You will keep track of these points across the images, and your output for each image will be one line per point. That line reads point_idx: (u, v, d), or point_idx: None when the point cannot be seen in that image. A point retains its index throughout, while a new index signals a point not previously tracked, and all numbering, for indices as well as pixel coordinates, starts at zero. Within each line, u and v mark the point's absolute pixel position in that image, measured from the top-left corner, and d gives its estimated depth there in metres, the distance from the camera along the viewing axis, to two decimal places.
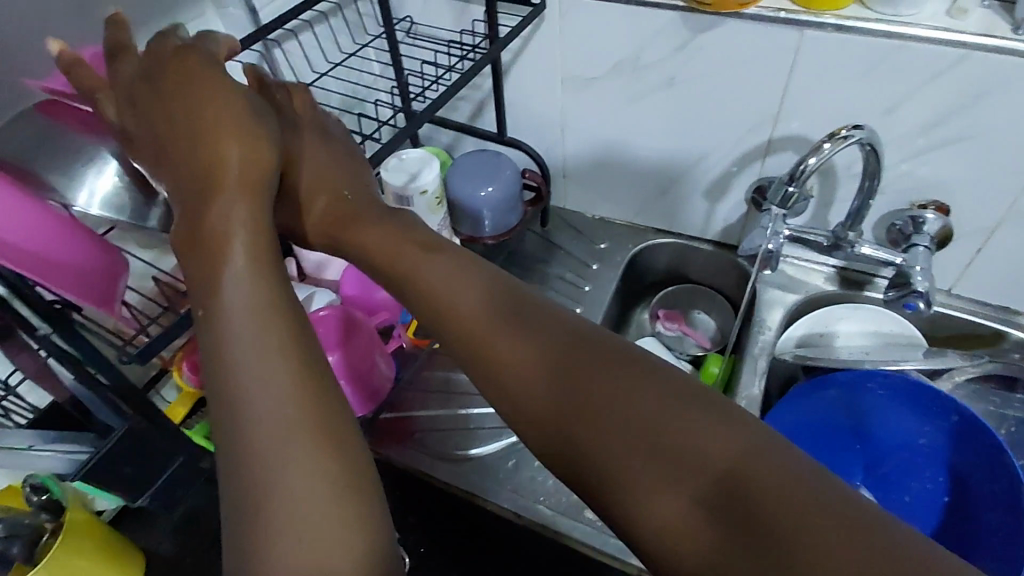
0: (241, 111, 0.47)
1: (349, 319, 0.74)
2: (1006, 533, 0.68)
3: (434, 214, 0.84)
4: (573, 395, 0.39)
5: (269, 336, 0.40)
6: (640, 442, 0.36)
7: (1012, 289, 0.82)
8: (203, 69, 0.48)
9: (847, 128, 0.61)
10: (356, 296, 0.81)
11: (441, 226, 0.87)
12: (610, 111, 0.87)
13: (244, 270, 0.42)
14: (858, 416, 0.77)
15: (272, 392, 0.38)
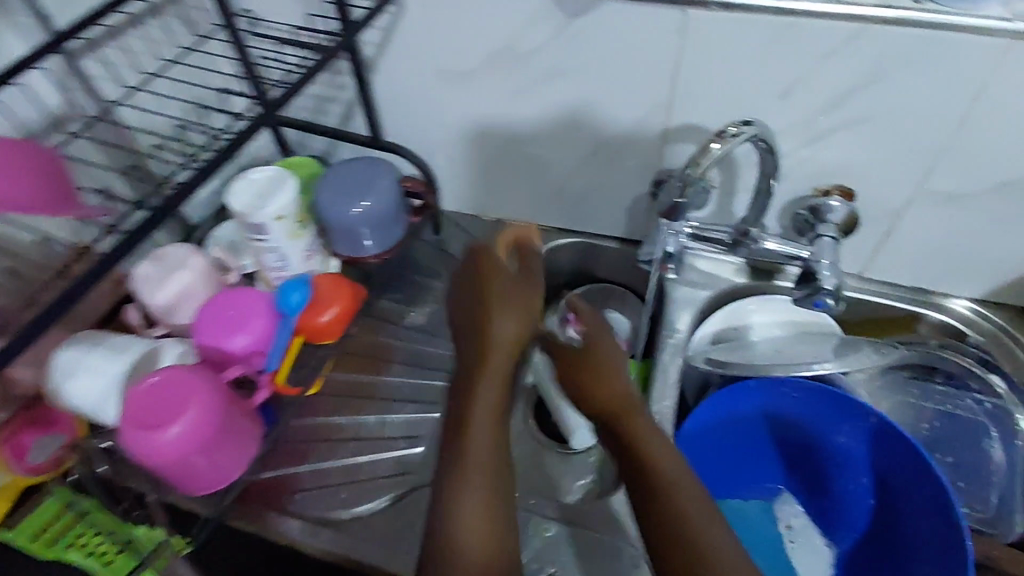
0: (522, 307, 0.55)
1: (192, 376, 0.60)
2: (929, 539, 0.64)
3: (296, 238, 0.72)
4: (685, 492, 0.52)
5: (487, 495, 0.49)
6: (679, 547, 0.49)
7: (924, 269, 0.78)
8: (507, 279, 0.56)
9: (736, 125, 0.55)
10: (209, 344, 0.68)
11: (309, 250, 0.74)
12: (493, 106, 0.77)
13: (483, 445, 0.51)
14: (774, 425, 0.75)
15: (473, 521, 0.48)
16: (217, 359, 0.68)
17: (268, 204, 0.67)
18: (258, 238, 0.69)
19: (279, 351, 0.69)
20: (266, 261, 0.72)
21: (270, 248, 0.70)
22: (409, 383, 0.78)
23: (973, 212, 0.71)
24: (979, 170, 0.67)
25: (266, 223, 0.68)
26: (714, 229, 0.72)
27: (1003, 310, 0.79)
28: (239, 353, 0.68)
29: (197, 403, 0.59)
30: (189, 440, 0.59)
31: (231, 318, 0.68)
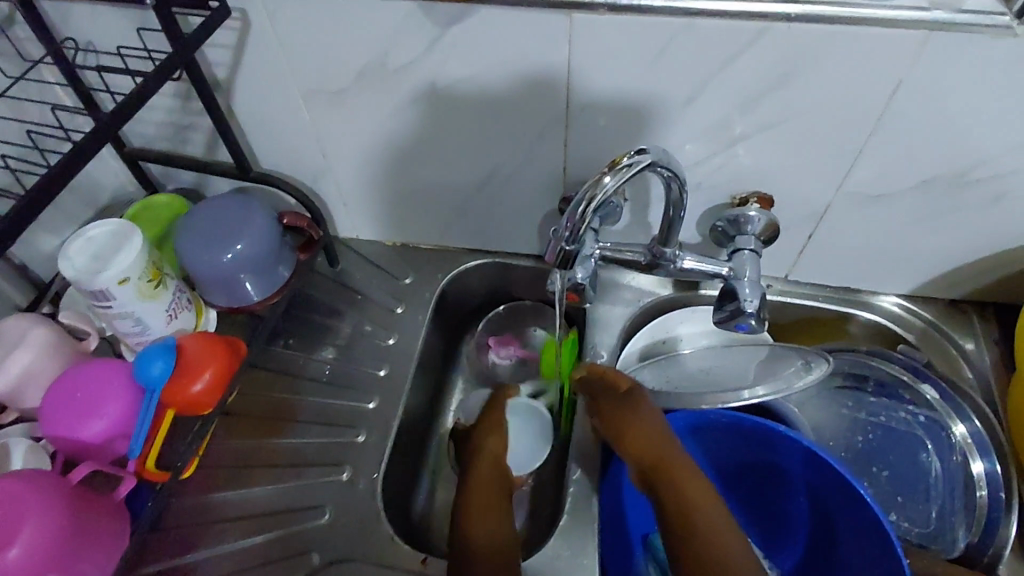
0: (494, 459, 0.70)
1: (23, 487, 0.53)
2: (872, 565, 0.60)
3: (152, 299, 0.62)
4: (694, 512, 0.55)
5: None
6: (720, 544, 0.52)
7: (850, 270, 0.74)
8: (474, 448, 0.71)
9: (628, 155, 0.45)
10: (59, 433, 0.59)
11: (172, 309, 0.65)
12: (376, 127, 0.69)
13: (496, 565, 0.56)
14: (706, 451, 0.70)
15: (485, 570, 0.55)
16: (72, 448, 0.60)
17: (109, 266, 0.58)
18: (103, 305, 0.60)
19: (146, 432, 0.60)
20: (120, 328, 0.63)
21: (119, 314, 0.61)
22: (309, 443, 0.70)
23: (895, 210, 0.66)
24: (898, 169, 0.62)
25: (109, 289, 0.58)
26: (627, 249, 0.65)
27: (932, 305, 0.76)
28: (95, 441, 0.60)
29: (31, 517, 0.52)
30: (30, 559, 0.51)
31: (83, 401, 0.60)
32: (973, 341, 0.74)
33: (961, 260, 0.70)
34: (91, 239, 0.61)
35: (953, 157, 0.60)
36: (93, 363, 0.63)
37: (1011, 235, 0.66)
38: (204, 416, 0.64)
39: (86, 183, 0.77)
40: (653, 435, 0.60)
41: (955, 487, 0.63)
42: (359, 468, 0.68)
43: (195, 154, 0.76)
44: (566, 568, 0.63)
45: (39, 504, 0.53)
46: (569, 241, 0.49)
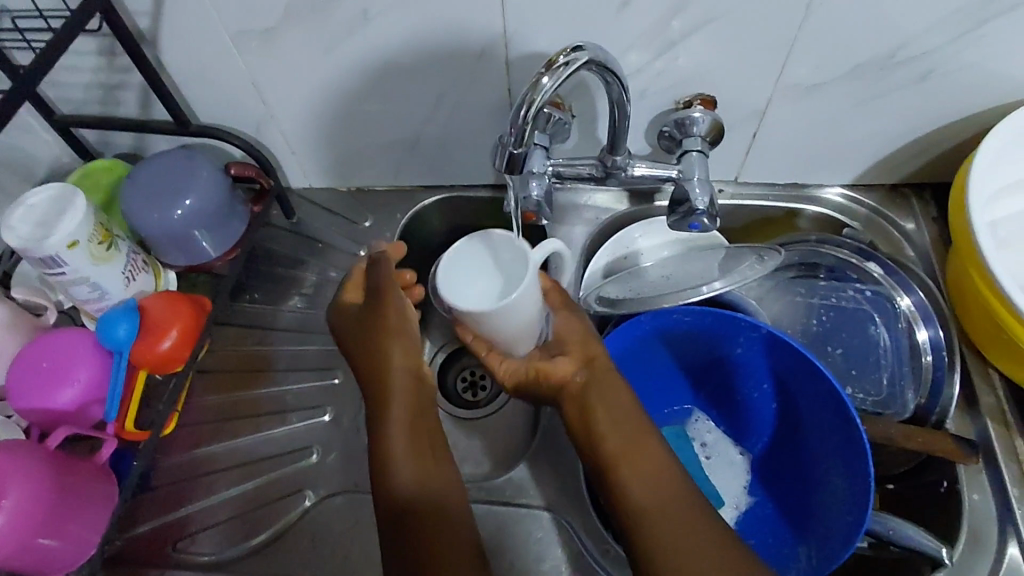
0: (407, 339, 0.61)
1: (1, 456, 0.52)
2: (831, 433, 0.64)
3: (105, 262, 0.62)
4: (647, 472, 0.55)
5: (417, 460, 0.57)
6: (662, 502, 0.53)
7: (795, 165, 0.77)
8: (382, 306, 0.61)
9: (564, 52, 0.45)
10: (31, 406, 0.59)
11: (129, 272, 0.65)
12: (313, 67, 0.67)
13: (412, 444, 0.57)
14: (673, 351, 0.74)
15: (405, 473, 0.56)
16: (47, 419, 0.59)
17: (55, 231, 0.57)
18: (55, 273, 0.59)
19: (119, 394, 0.60)
20: (78, 296, 0.62)
21: (74, 281, 0.60)
22: (289, 390, 0.71)
23: (831, 100, 0.68)
24: (829, 58, 0.64)
25: (58, 254, 0.58)
26: (579, 163, 0.67)
27: (874, 192, 0.79)
28: (70, 408, 0.59)
29: (14, 484, 0.51)
30: (18, 526, 0.51)
31: (50, 370, 0.59)
32: (913, 222, 0.78)
33: (897, 144, 0.73)
34: (33, 207, 0.60)
35: (880, 40, 0.62)
36: (56, 333, 0.62)
37: (941, 112, 0.69)
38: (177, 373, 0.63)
39: (19, 158, 0.74)
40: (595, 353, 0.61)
41: (903, 355, 0.68)
42: (342, 408, 0.70)
43: (130, 115, 0.74)
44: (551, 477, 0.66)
45: (20, 472, 0.52)
46: (517, 145, 0.49)
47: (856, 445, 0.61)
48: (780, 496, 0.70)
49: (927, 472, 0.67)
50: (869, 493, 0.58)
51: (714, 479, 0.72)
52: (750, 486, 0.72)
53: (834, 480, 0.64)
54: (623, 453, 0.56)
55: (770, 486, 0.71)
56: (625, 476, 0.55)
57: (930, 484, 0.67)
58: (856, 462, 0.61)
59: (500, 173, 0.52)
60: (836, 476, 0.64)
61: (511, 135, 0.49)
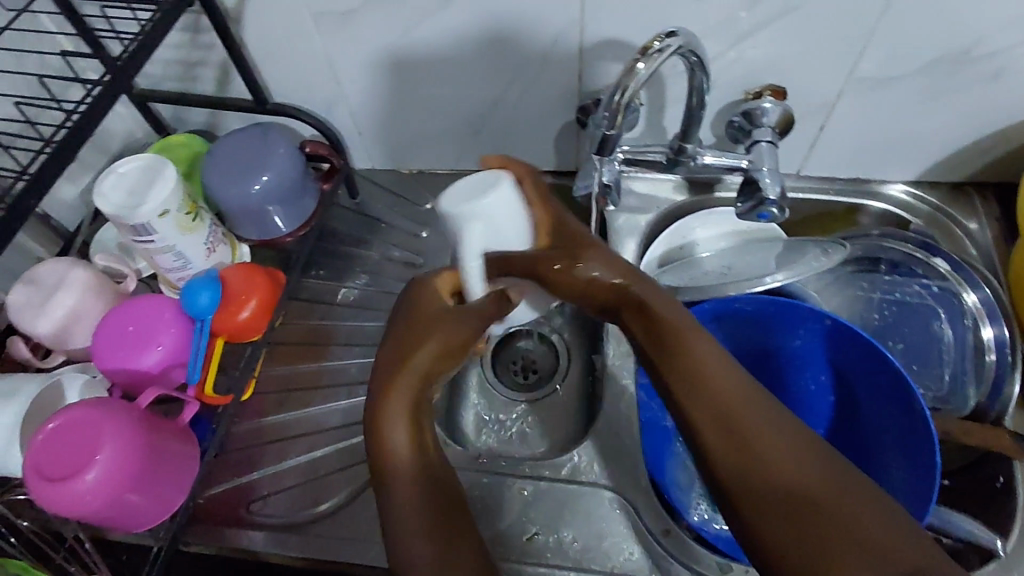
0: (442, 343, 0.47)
1: (96, 415, 0.53)
2: (891, 423, 0.65)
3: (190, 232, 0.64)
4: (716, 404, 0.41)
5: (411, 429, 0.45)
6: (786, 498, 0.37)
7: (859, 159, 0.77)
8: (475, 316, 0.48)
9: (660, 38, 0.46)
10: (116, 368, 0.60)
11: (210, 244, 0.68)
12: (388, 48, 0.69)
13: (399, 417, 0.45)
14: (730, 339, 0.74)
15: (408, 434, 0.45)
16: (131, 380, 0.61)
17: (147, 200, 0.59)
18: (144, 240, 0.62)
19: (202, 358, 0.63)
20: (163, 264, 0.65)
21: (161, 249, 0.63)
22: (353, 364, 0.72)
23: (901, 95, 0.68)
24: (903, 51, 0.64)
25: (149, 223, 0.60)
26: (650, 150, 0.67)
27: (937, 189, 0.79)
28: (153, 371, 0.61)
29: (110, 441, 0.52)
30: (111, 481, 0.52)
31: (136, 333, 0.60)
32: (976, 222, 0.77)
33: (964, 141, 0.73)
34: (124, 175, 0.61)
35: (957, 34, 0.62)
36: (136, 298, 0.63)
37: (1013, 110, 0.69)
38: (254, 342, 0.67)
39: (100, 131, 0.77)
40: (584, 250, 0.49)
41: (966, 351, 0.67)
42: None
43: (207, 91, 0.76)
44: (608, 459, 0.67)
45: (116, 429, 0.53)
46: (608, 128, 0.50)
47: (920, 435, 0.62)
48: None
49: (983, 467, 0.67)
50: (935, 481, 0.59)
51: None
52: None
53: (893, 471, 0.64)
54: (724, 403, 0.41)
55: None
56: (701, 422, 0.41)
57: (987, 480, 0.66)
58: (921, 451, 0.62)
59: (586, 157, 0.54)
60: (895, 466, 0.64)
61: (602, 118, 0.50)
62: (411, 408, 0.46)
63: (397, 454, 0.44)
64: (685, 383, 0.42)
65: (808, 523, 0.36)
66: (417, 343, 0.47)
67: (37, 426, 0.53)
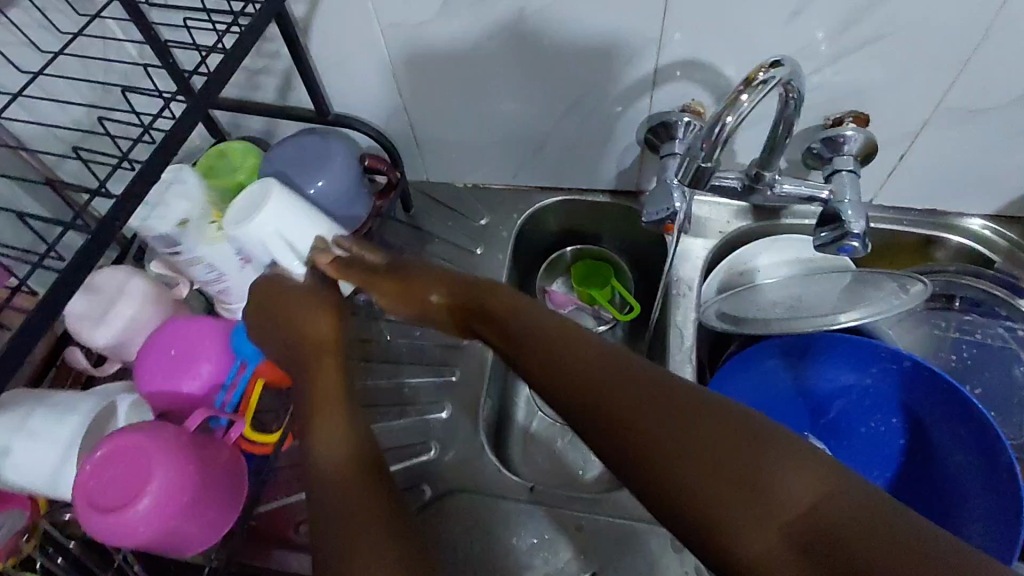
0: (336, 366, 0.60)
1: (144, 439, 0.52)
2: (973, 472, 0.62)
3: (220, 243, 0.63)
4: (669, 425, 0.42)
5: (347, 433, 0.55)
6: (697, 501, 0.40)
7: (938, 190, 0.73)
8: (310, 300, 0.62)
9: (764, 70, 0.44)
10: (158, 391, 0.60)
11: (246, 256, 0.67)
12: (454, 60, 0.67)
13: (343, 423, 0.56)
14: (797, 372, 0.72)
15: (333, 440, 0.54)
16: (171, 404, 0.61)
17: (161, 211, 0.60)
18: (172, 251, 0.63)
19: (236, 396, 0.62)
20: (198, 276, 0.65)
21: (192, 261, 0.63)
22: (406, 383, 0.71)
23: (993, 126, 0.65)
24: (1000, 82, 0.61)
25: (169, 232, 0.60)
26: (724, 175, 0.64)
27: (1018, 224, 0.75)
28: (191, 398, 0.61)
29: (158, 465, 0.51)
30: (166, 509, 0.51)
31: (178, 357, 0.61)
32: None
33: None
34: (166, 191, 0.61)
35: None
36: (186, 320, 0.63)
37: None
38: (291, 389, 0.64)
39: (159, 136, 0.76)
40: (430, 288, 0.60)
41: None
42: (459, 404, 0.69)
43: (267, 100, 0.75)
44: None
45: (164, 453, 0.52)
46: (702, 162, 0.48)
47: (1009, 486, 0.59)
48: None
49: None
50: None
51: None
52: None
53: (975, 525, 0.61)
54: (607, 410, 0.44)
55: None
56: (643, 435, 0.42)
57: None
58: (1011, 501, 0.59)
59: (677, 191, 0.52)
60: (977, 519, 0.61)
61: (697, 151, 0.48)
62: (324, 408, 0.56)
63: (328, 464, 0.53)
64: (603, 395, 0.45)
65: (722, 466, 0.40)
66: (322, 372, 0.59)
67: (89, 453, 0.52)
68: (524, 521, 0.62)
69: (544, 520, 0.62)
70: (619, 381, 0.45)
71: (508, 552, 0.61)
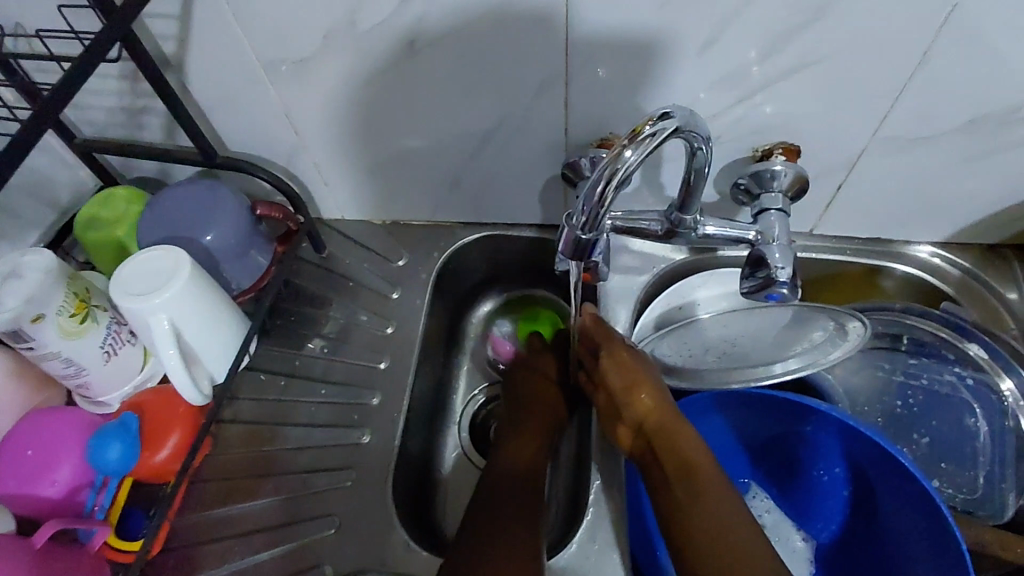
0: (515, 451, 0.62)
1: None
2: (921, 536, 0.57)
3: (79, 336, 0.55)
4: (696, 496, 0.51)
5: (527, 458, 0.62)
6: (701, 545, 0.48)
7: (883, 220, 0.68)
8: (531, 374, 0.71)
9: (651, 121, 0.38)
10: (4, 496, 0.53)
11: (109, 346, 0.57)
12: (346, 96, 0.61)
13: (523, 444, 0.63)
14: (733, 419, 0.67)
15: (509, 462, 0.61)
16: (19, 511, 0.54)
17: (13, 303, 0.50)
18: (21, 347, 0.52)
19: (109, 497, 0.55)
20: (51, 370, 0.55)
21: (44, 357, 0.53)
22: (312, 447, 0.65)
23: (936, 154, 0.59)
24: (940, 110, 0.55)
25: (22, 329, 0.51)
26: (641, 217, 0.59)
27: (970, 251, 0.70)
28: (53, 504, 0.54)
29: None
30: None
31: (35, 462, 0.54)
32: (1015, 290, 0.68)
33: (1004, 204, 0.64)
34: (17, 274, 0.52)
35: (1005, 92, 0.53)
36: (43, 417, 0.56)
37: None
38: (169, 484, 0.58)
39: (39, 181, 0.69)
40: (643, 384, 0.58)
41: (1005, 452, 0.59)
42: (369, 470, 0.64)
43: (154, 140, 0.68)
44: (595, 567, 0.59)
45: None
46: (585, 229, 0.42)
47: (952, 555, 0.53)
48: None
49: None
50: None
51: None
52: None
53: None
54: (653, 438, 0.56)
55: None
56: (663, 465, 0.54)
57: None
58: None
59: (566, 257, 0.46)
60: None
61: (580, 215, 0.42)
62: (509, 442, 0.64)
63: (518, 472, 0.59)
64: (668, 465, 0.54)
65: (709, 497, 0.50)
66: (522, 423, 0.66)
67: None
68: None
69: None
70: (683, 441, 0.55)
71: None
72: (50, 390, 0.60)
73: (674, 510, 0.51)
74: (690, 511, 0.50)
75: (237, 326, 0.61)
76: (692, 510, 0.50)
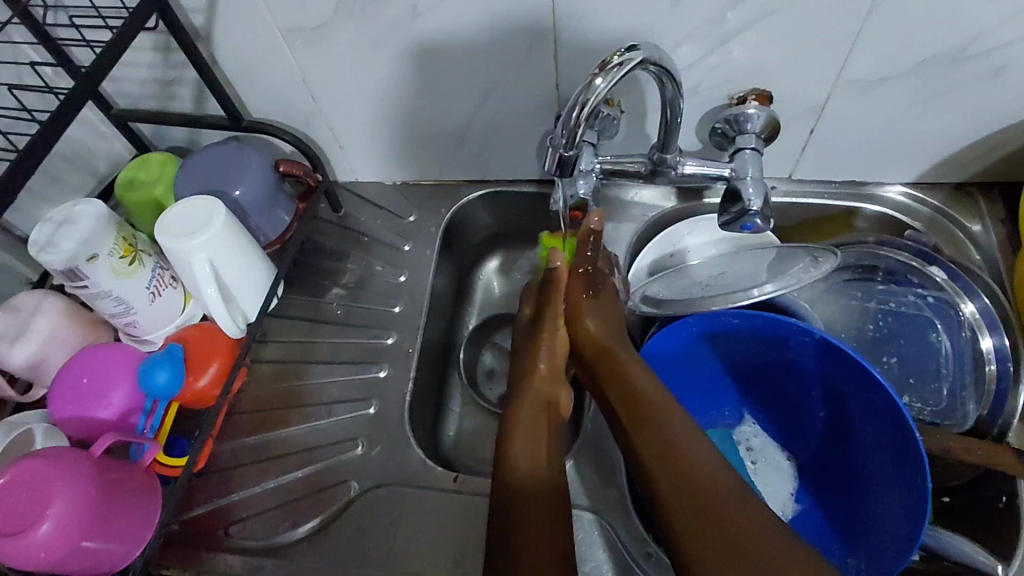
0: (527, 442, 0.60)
1: (48, 466, 0.53)
2: (887, 443, 0.62)
3: (128, 276, 0.62)
4: (680, 467, 0.55)
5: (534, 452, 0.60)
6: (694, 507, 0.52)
7: (856, 162, 0.73)
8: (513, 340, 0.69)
9: (618, 53, 0.48)
10: (68, 419, 0.61)
11: (154, 287, 0.65)
12: (360, 61, 0.67)
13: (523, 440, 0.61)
14: (718, 351, 0.71)
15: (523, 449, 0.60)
16: (81, 433, 0.61)
17: (75, 242, 0.58)
18: (78, 286, 0.59)
19: (159, 418, 0.63)
20: (105, 310, 0.62)
21: (98, 295, 0.61)
22: (337, 382, 0.72)
23: (896, 95, 0.64)
24: (894, 53, 0.60)
25: (80, 267, 0.58)
26: (626, 160, 0.65)
27: (938, 191, 0.75)
28: (107, 423, 0.61)
29: (58, 493, 0.52)
30: (68, 528, 0.52)
31: (90, 387, 0.61)
32: (980, 223, 0.74)
33: (966, 142, 0.69)
34: (75, 223, 0.59)
35: (952, 33, 0.58)
36: (95, 350, 0.63)
37: (1014, 109, 0.65)
38: (210, 407, 0.66)
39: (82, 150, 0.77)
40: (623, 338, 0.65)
41: (965, 364, 0.65)
42: (386, 399, 0.71)
43: (184, 110, 0.75)
44: (589, 477, 0.66)
45: (65, 480, 0.53)
46: (566, 146, 0.51)
47: (911, 454, 0.59)
48: (826, 502, 0.69)
49: (984, 486, 0.64)
50: (926, 508, 0.56)
51: (760, 482, 0.71)
52: (797, 493, 0.71)
53: (886, 493, 0.62)
54: (647, 427, 0.59)
55: (818, 494, 0.70)
56: (657, 452, 0.57)
57: (987, 498, 0.63)
58: (914, 479, 0.58)
59: (550, 174, 0.54)
60: (887, 485, 0.62)
61: (562, 136, 0.51)
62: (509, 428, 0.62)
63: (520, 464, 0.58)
64: (660, 450, 0.57)
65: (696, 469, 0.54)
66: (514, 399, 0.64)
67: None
68: (446, 510, 0.63)
69: (462, 508, 0.63)
70: (670, 425, 0.58)
71: (430, 540, 0.62)
72: (98, 330, 0.68)
73: (668, 485, 0.54)
74: (688, 484, 0.53)
75: (268, 270, 0.69)
76: (688, 488, 0.53)
